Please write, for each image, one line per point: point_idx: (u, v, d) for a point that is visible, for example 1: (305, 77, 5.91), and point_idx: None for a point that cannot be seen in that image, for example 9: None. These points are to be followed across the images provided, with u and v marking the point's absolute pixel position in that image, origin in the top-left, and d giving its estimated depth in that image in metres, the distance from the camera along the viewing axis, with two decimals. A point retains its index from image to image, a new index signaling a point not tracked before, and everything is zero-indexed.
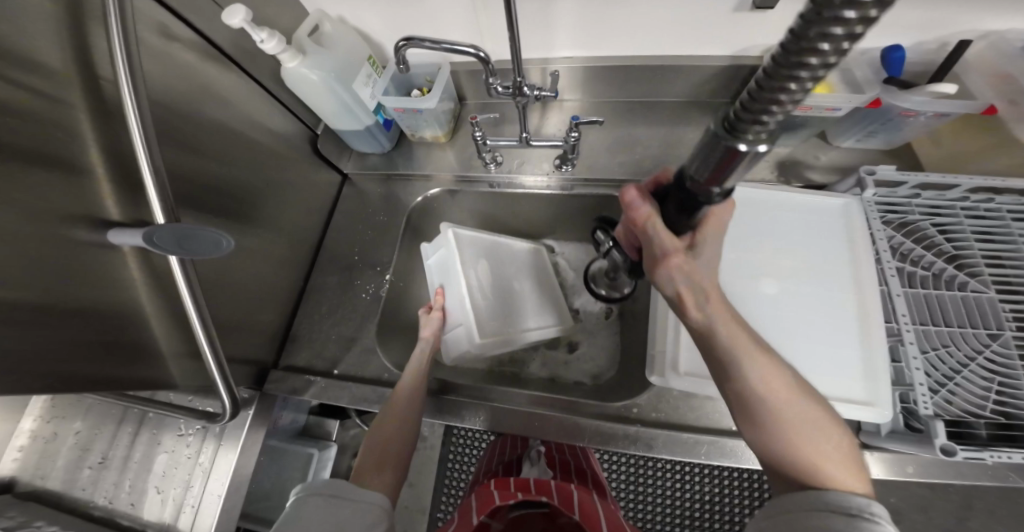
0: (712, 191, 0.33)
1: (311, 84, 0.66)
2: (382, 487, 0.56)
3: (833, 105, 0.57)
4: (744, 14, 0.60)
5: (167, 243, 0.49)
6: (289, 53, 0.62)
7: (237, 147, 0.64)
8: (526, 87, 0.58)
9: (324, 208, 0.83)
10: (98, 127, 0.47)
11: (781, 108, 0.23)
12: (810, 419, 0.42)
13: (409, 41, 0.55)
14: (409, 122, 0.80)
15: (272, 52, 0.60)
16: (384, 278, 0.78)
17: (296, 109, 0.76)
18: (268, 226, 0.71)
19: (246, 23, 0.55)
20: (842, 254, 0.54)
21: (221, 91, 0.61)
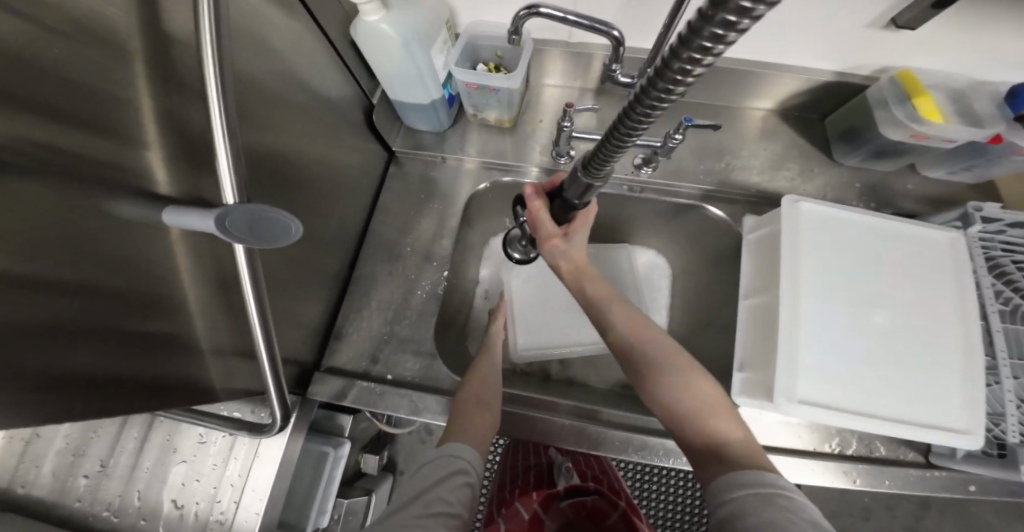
0: (580, 199, 0.51)
1: (388, 43, 0.56)
2: (474, 440, 0.53)
3: (951, 137, 0.56)
4: (875, 32, 0.56)
5: (241, 232, 0.34)
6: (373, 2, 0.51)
7: (303, 115, 0.53)
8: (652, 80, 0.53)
9: (372, 188, 0.74)
10: (159, 71, 0.33)
11: (671, 93, 0.27)
12: (686, 377, 0.51)
13: (533, 11, 0.46)
14: (474, 100, 0.72)
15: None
16: (441, 274, 0.71)
17: (358, 74, 0.64)
18: (322, 210, 0.60)
19: None
20: (947, 289, 0.54)
21: (294, 47, 0.49)
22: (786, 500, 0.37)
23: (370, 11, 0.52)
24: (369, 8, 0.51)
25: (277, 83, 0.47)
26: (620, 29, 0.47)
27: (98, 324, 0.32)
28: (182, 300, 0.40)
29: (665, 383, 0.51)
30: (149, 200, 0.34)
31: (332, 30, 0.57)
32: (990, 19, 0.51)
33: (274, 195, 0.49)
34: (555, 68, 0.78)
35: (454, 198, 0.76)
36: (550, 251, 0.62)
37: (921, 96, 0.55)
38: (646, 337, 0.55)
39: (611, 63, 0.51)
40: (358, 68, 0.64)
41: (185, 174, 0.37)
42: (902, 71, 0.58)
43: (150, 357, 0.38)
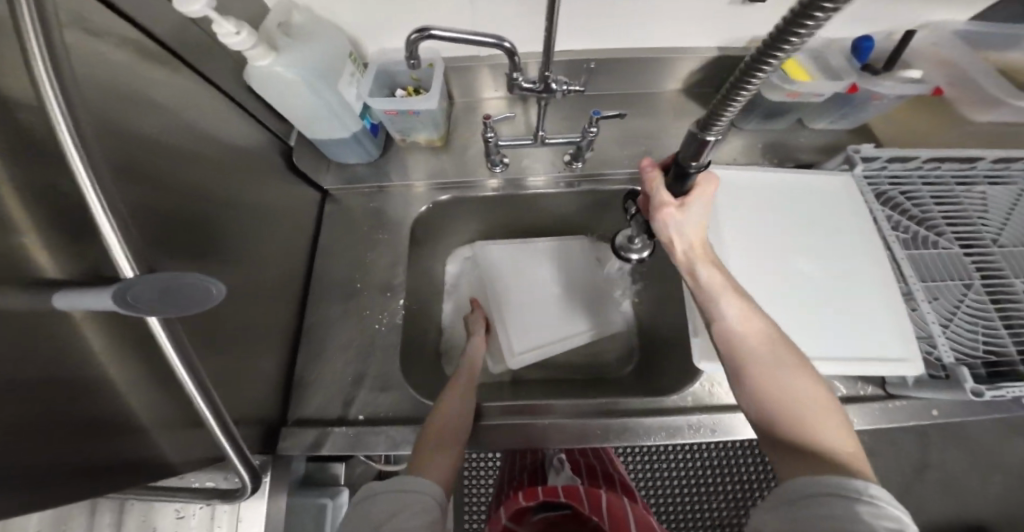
0: (690, 166, 0.44)
1: (288, 84, 0.55)
2: (439, 474, 0.51)
3: (819, 92, 0.61)
4: (738, 7, 0.62)
5: (148, 300, 0.32)
6: (260, 47, 0.51)
7: (213, 167, 0.52)
8: (553, 82, 0.55)
9: (308, 229, 0.73)
10: (27, 152, 0.31)
11: (823, 17, 0.24)
12: (792, 375, 0.45)
13: (425, 34, 0.47)
14: (399, 125, 0.73)
15: (242, 47, 0.49)
16: (396, 304, 0.70)
17: (261, 118, 0.63)
18: (254, 259, 0.59)
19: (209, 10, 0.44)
20: (853, 227, 0.59)
21: (181, 101, 0.48)
22: (868, 507, 0.34)
23: (259, 56, 0.51)
24: (257, 54, 0.51)
25: (176, 140, 0.46)
26: (511, 40, 0.50)
27: (12, 423, 0.30)
28: (106, 380, 0.38)
29: (766, 380, 0.45)
30: (45, 283, 0.32)
31: (221, 79, 0.56)
32: None
33: (201, 252, 0.48)
34: (475, 82, 0.79)
35: (397, 224, 0.76)
36: (662, 222, 0.51)
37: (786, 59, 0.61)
38: (753, 329, 0.48)
39: (512, 75, 0.53)
40: (262, 112, 0.63)
41: (78, 248, 0.35)
42: (765, 41, 0.64)
43: (78, 448, 0.36)
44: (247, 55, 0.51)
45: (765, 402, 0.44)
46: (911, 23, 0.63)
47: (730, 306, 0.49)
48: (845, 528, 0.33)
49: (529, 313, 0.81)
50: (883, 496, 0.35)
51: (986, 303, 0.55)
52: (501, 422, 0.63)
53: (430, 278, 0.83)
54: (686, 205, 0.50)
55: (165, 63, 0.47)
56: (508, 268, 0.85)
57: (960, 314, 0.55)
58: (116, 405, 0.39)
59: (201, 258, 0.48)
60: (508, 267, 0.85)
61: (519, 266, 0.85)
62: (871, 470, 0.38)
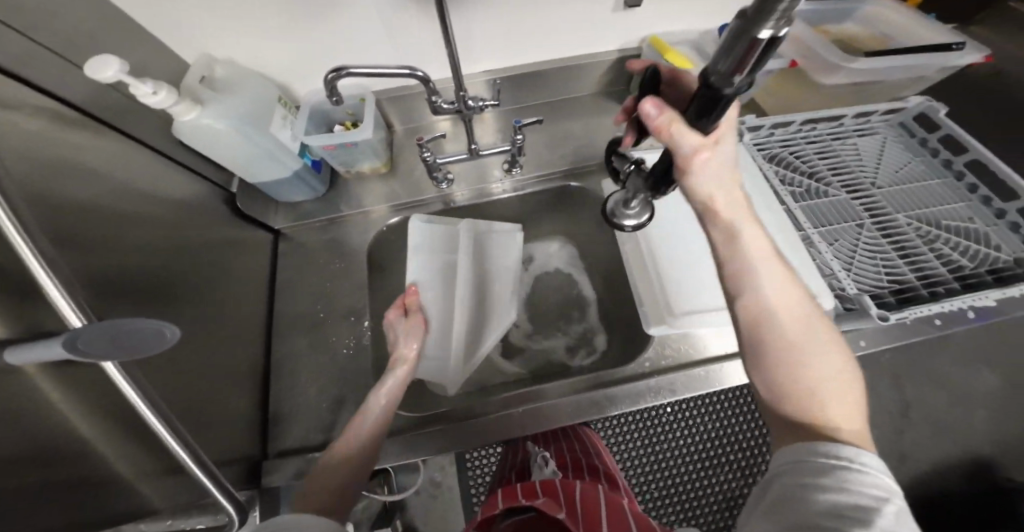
0: (727, 90, 0.29)
1: (218, 135, 0.58)
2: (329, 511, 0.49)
3: None
4: (620, 13, 0.73)
5: (99, 348, 0.34)
6: (184, 104, 0.53)
7: (152, 220, 0.53)
8: (469, 99, 0.60)
9: (264, 269, 0.74)
10: None
11: None
12: (823, 355, 0.39)
13: (340, 73, 0.52)
14: (341, 158, 0.76)
15: (164, 104, 0.51)
16: (362, 327, 0.73)
17: (200, 170, 0.66)
18: (212, 301, 0.60)
19: (124, 74, 0.45)
20: (750, 187, 0.68)
21: (112, 162, 0.50)
22: (854, 474, 0.33)
23: (184, 112, 0.54)
24: (182, 111, 0.54)
25: (111, 199, 0.48)
26: (423, 69, 0.54)
27: None
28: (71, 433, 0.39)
29: (794, 359, 0.39)
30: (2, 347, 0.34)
31: (151, 137, 0.58)
32: None
33: (157, 302, 0.50)
34: (410, 110, 0.84)
35: (352, 251, 0.78)
36: (694, 174, 0.38)
37: (667, 55, 0.73)
38: (787, 305, 0.41)
39: (432, 99, 0.58)
40: (197, 163, 0.66)
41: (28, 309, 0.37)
42: (651, 40, 0.76)
43: (44, 505, 0.36)
44: (172, 112, 0.53)
45: (788, 381, 0.39)
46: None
47: (762, 280, 0.42)
48: (823, 494, 0.32)
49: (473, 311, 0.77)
50: (874, 465, 0.34)
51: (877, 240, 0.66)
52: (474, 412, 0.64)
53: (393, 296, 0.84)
54: (717, 155, 0.37)
55: (90, 128, 0.49)
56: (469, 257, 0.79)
57: (858, 251, 0.65)
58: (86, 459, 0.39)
59: (157, 307, 0.50)
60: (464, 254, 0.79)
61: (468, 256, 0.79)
62: (871, 442, 0.37)
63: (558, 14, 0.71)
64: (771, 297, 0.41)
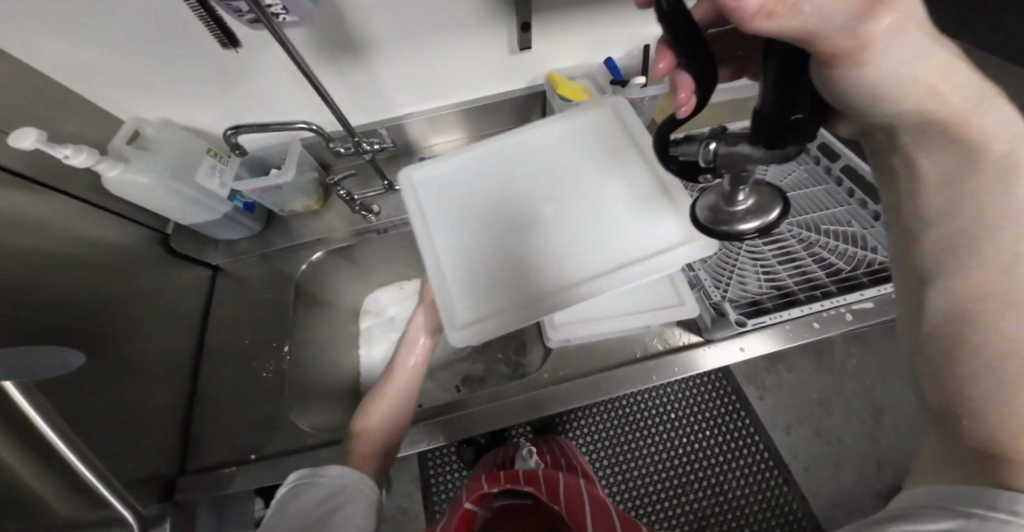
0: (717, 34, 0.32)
1: (144, 187, 0.66)
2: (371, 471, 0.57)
3: None
4: (514, 55, 0.82)
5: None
6: (106, 160, 0.62)
7: (72, 263, 0.60)
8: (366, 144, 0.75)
9: (200, 304, 0.80)
10: None
11: None
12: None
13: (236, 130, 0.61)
14: (275, 200, 0.84)
15: (83, 165, 0.59)
16: (284, 352, 0.77)
17: (138, 218, 0.75)
18: (143, 334, 0.68)
19: (42, 143, 0.53)
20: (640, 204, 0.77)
21: (36, 216, 0.58)
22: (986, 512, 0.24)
23: (106, 168, 0.62)
24: (104, 167, 0.62)
25: (26, 246, 0.55)
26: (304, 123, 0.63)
27: None
28: None
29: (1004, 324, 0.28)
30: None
31: (84, 194, 0.66)
32: (563, 26, 0.78)
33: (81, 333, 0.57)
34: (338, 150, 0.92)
35: (284, 283, 0.85)
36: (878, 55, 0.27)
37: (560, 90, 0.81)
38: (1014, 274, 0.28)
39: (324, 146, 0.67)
40: (131, 211, 0.74)
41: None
42: (549, 75, 0.83)
43: None
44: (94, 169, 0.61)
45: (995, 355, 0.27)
46: (643, 41, 0.85)
47: (986, 247, 0.30)
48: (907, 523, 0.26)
49: (530, 241, 0.64)
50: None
51: (755, 247, 0.71)
52: (437, 404, 0.75)
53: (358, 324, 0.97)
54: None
55: (20, 185, 0.57)
56: (592, 196, 0.66)
57: (737, 257, 0.70)
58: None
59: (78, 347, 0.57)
60: (550, 161, 0.70)
61: (499, 191, 0.69)
62: None
63: (460, 61, 0.80)
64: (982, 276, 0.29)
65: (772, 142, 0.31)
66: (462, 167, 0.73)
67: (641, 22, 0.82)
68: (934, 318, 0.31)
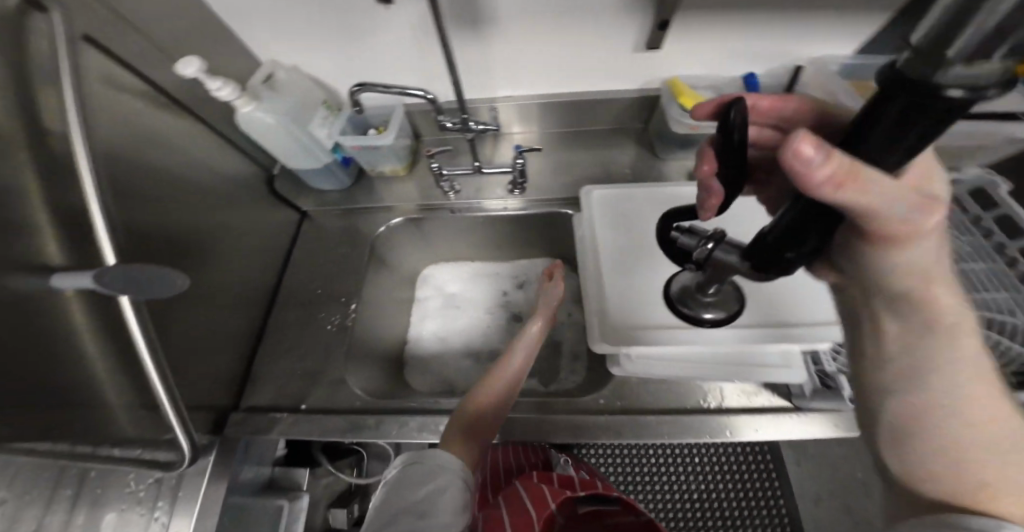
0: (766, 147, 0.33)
1: (267, 127, 0.69)
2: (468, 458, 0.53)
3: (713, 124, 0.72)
4: (641, 53, 0.75)
5: (117, 285, 0.43)
6: (244, 98, 0.65)
7: (189, 187, 0.64)
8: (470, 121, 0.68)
9: (285, 243, 0.83)
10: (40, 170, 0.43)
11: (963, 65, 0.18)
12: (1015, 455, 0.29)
13: (362, 87, 0.60)
14: (368, 159, 0.85)
15: (226, 98, 0.62)
16: (349, 308, 0.79)
17: (247, 155, 0.78)
18: (229, 266, 0.71)
19: (201, 73, 0.57)
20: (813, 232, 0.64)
21: (173, 136, 0.62)
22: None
23: (241, 105, 0.65)
24: (241, 103, 0.65)
25: (157, 164, 0.59)
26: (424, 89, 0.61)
27: None
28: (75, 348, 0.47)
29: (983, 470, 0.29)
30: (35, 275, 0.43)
31: (211, 122, 0.69)
32: (708, 30, 0.70)
33: (180, 253, 0.60)
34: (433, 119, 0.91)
35: (359, 242, 0.86)
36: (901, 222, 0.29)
37: (682, 97, 0.72)
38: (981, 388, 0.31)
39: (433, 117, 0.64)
40: (246, 145, 0.77)
41: (70, 243, 0.46)
42: (669, 79, 0.77)
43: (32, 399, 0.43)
44: (232, 104, 0.64)
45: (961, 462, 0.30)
46: (793, 60, 0.75)
47: (917, 375, 0.33)
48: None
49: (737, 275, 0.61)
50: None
51: None
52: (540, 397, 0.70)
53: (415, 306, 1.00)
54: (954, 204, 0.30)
55: (164, 103, 0.60)
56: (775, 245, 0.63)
57: None
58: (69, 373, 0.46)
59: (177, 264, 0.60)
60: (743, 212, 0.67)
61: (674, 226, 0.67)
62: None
63: (583, 51, 0.75)
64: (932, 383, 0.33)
65: (765, 268, 0.34)
66: (631, 196, 0.72)
67: (801, 39, 0.72)
68: (890, 404, 0.35)
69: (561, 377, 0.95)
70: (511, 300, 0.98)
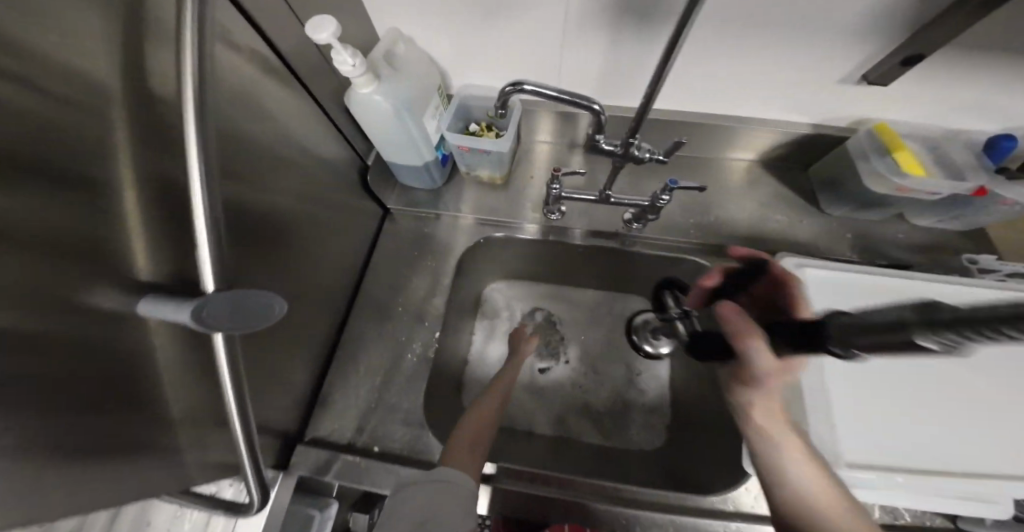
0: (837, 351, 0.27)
1: (384, 114, 0.57)
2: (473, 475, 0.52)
3: (934, 189, 0.62)
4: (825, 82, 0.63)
5: (220, 320, 0.33)
6: (368, 75, 0.52)
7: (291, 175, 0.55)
8: (636, 147, 0.51)
9: (364, 246, 0.75)
10: (141, 150, 0.34)
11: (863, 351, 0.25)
12: (829, 493, 0.40)
13: (519, 87, 0.48)
14: (467, 160, 0.73)
15: (351, 75, 0.51)
16: (432, 336, 0.71)
17: (350, 140, 0.68)
18: (313, 267, 0.62)
19: (335, 40, 0.46)
20: None
21: (282, 116, 0.52)
22: None
23: (361, 83, 0.52)
24: (361, 82, 0.52)
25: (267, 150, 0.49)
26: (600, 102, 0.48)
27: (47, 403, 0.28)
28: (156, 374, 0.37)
29: (792, 477, 0.42)
30: (137, 285, 0.34)
31: (320, 101, 0.59)
32: (922, 70, 0.58)
33: (268, 253, 0.51)
34: (542, 122, 0.79)
35: (444, 255, 0.76)
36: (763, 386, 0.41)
37: (900, 151, 0.61)
38: (778, 434, 0.44)
39: (594, 135, 0.51)
40: (350, 128, 0.67)
41: (171, 244, 0.37)
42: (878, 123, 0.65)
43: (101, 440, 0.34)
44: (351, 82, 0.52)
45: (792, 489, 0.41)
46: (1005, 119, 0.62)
47: (782, 431, 0.44)
48: None
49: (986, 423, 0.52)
50: None
51: None
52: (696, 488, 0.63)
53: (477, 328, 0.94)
54: (785, 380, 0.41)
55: (277, 77, 0.50)
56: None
57: None
58: (159, 404, 0.37)
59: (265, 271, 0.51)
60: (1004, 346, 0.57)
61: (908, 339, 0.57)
62: None
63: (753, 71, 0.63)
64: (763, 427, 0.44)
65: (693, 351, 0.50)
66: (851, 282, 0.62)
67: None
68: (766, 444, 0.44)
69: (631, 429, 0.88)
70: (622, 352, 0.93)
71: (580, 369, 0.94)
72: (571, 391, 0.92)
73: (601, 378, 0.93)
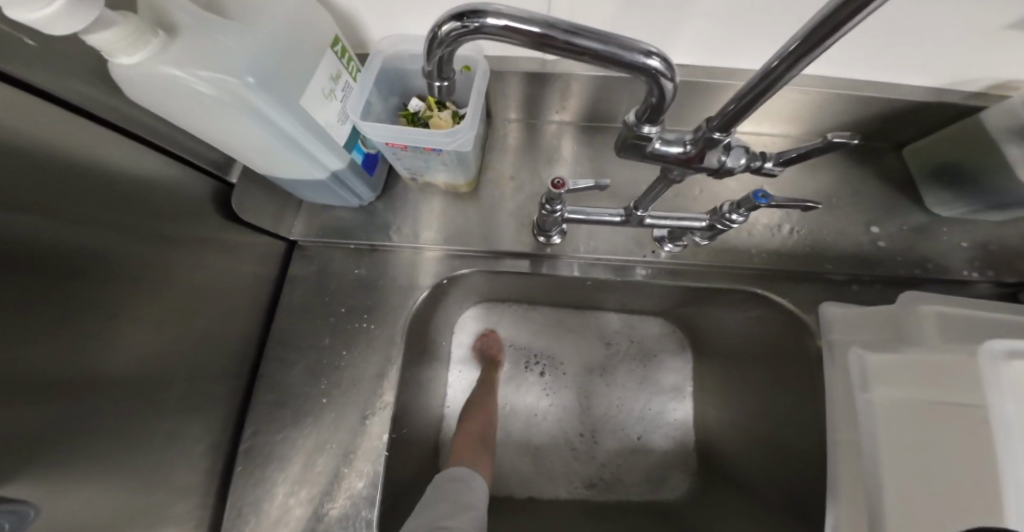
0: None
1: (213, 102, 0.29)
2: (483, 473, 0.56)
3: None
4: (979, 14, 0.39)
5: None
6: (128, 30, 0.24)
7: (56, 217, 0.28)
8: (711, 141, 0.27)
9: (259, 303, 0.49)
10: None
11: None
12: None
13: (471, 26, 0.22)
14: (409, 164, 0.46)
15: (71, 31, 0.22)
16: (381, 435, 0.48)
17: (178, 148, 0.40)
18: (149, 369, 0.36)
19: None
20: None
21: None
22: None
23: (116, 50, 0.25)
24: (114, 45, 0.24)
25: None
26: (662, 53, 0.22)
27: None
28: None
29: None
30: None
31: (59, 82, 0.29)
32: None
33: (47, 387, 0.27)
34: (525, 96, 0.52)
35: (393, 306, 0.51)
36: None
37: None
38: None
39: (640, 127, 0.26)
40: (164, 126, 0.39)
41: None
42: None
43: None
44: (90, 44, 0.24)
45: None
46: None
47: None
48: None
49: None
50: None
51: None
52: None
53: (444, 372, 0.69)
54: None
55: None
56: None
57: None
58: None
59: (17, 428, 0.25)
60: None
61: None
62: None
63: None
64: None
65: None
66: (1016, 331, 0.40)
67: None
68: None
69: (623, 485, 0.67)
70: (634, 406, 0.71)
71: (571, 426, 0.70)
72: (572, 459, 0.69)
73: (600, 443, 0.70)
